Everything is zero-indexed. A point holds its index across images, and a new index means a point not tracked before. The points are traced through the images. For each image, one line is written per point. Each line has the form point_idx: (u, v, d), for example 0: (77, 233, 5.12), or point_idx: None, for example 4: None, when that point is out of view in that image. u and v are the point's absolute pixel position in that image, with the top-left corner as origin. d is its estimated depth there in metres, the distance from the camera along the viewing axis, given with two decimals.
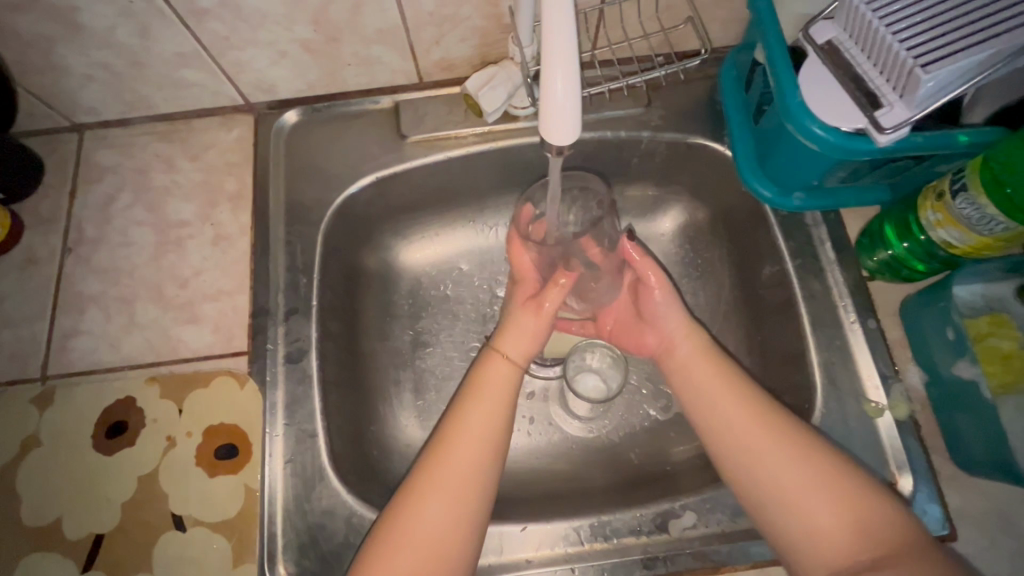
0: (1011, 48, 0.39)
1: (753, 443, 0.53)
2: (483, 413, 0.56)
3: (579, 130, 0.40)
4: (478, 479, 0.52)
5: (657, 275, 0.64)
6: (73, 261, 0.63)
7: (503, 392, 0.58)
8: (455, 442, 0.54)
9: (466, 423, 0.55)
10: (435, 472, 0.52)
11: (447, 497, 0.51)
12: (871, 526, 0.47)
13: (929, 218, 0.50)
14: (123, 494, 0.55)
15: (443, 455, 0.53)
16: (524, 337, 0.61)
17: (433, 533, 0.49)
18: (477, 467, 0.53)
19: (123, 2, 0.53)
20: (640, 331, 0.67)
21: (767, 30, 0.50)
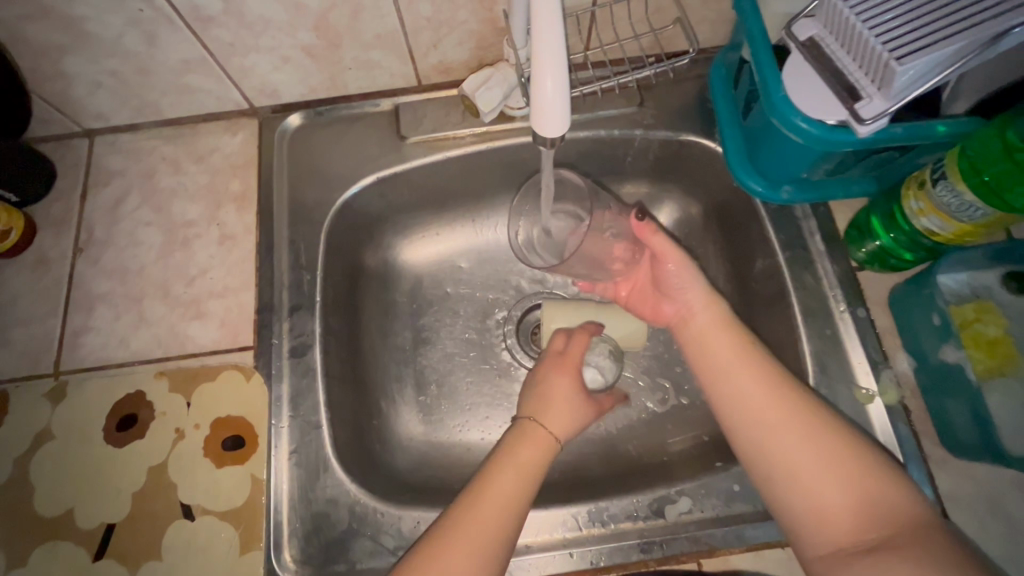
0: (983, 39, 0.40)
1: (766, 418, 0.53)
2: (519, 478, 0.55)
3: (567, 125, 0.41)
4: (501, 546, 0.51)
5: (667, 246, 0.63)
6: (84, 261, 0.65)
7: (538, 462, 0.57)
8: (486, 504, 0.53)
9: (499, 486, 0.54)
10: (460, 529, 0.51)
11: (468, 556, 0.49)
12: (878, 507, 0.47)
13: (912, 207, 0.52)
14: (133, 486, 0.57)
15: (469, 512, 0.52)
16: (565, 412, 0.62)
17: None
18: (503, 526, 0.52)
19: (132, 10, 0.56)
20: (659, 302, 0.67)
21: (753, 30, 0.52)
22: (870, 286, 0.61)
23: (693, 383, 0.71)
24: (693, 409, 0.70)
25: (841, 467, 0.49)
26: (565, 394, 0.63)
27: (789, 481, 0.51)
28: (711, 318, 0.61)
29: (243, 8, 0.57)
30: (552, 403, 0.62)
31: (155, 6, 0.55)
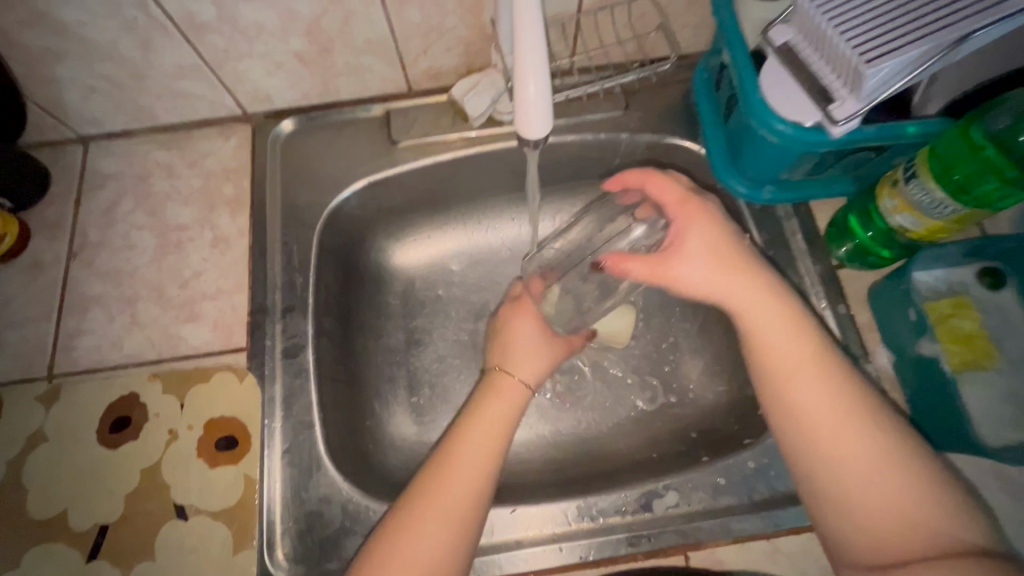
0: (947, 41, 0.42)
1: (816, 420, 0.47)
2: (489, 441, 0.53)
3: (549, 127, 0.43)
4: (474, 510, 0.49)
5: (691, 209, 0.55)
6: (78, 264, 0.66)
7: (508, 417, 0.56)
8: (455, 467, 0.51)
9: (470, 447, 0.52)
10: (427, 496, 0.49)
11: (440, 523, 0.48)
12: (936, 526, 0.42)
13: (887, 204, 0.53)
14: (126, 486, 0.57)
15: (437, 478, 0.50)
16: (534, 363, 0.61)
17: (419, 561, 0.46)
18: (475, 490, 0.50)
19: (127, 18, 0.57)
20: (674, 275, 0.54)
21: (731, 36, 0.54)
22: (851, 283, 0.62)
23: (681, 381, 0.72)
24: (681, 406, 0.71)
25: (906, 485, 0.44)
26: (535, 343, 0.63)
27: (843, 493, 0.45)
28: (769, 310, 0.51)
29: (237, 15, 0.58)
30: (519, 356, 0.61)
31: (149, 14, 0.56)
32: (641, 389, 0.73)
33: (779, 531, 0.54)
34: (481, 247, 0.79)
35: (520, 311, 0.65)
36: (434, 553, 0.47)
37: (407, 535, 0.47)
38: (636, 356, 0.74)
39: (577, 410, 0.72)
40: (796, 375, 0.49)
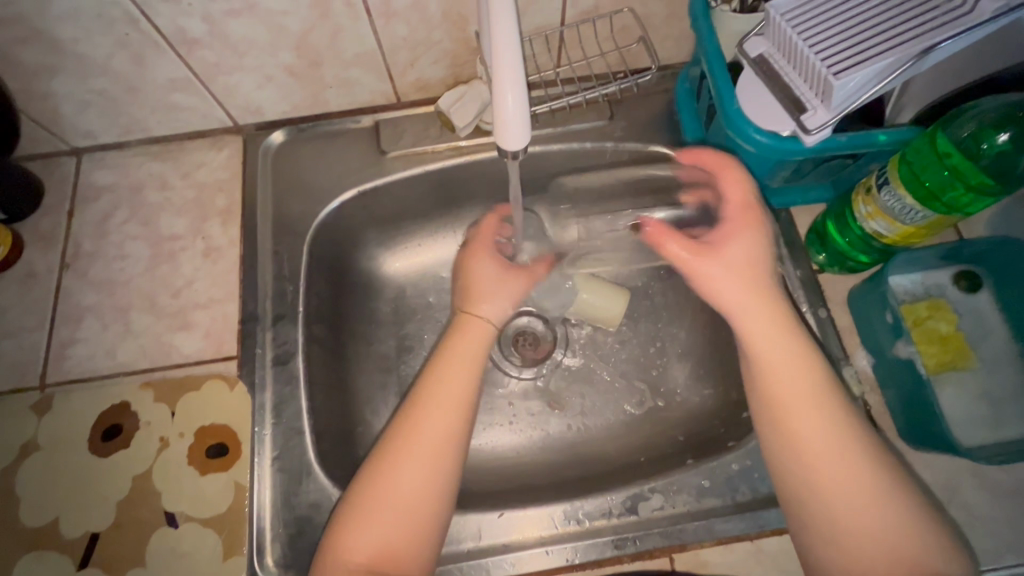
0: (912, 52, 0.43)
1: (812, 438, 0.48)
2: (463, 378, 0.56)
3: (527, 137, 0.45)
4: (451, 446, 0.53)
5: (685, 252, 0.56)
6: (71, 275, 0.67)
7: (475, 350, 0.58)
8: (428, 407, 0.54)
9: (444, 386, 0.56)
10: (404, 439, 0.53)
11: (420, 462, 0.52)
12: (913, 550, 0.44)
13: (862, 211, 0.54)
14: (117, 494, 0.58)
15: (412, 422, 0.54)
16: (496, 299, 0.63)
17: (405, 499, 0.50)
18: (449, 430, 0.53)
19: (119, 33, 0.58)
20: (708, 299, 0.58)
21: (708, 47, 0.55)
22: (831, 287, 0.63)
23: (669, 385, 0.73)
24: (669, 410, 0.72)
25: (890, 523, 0.45)
26: (492, 281, 0.64)
27: (833, 531, 0.46)
28: (783, 352, 0.51)
29: (227, 30, 0.59)
30: (485, 292, 0.63)
31: (141, 29, 0.58)
32: (629, 393, 0.73)
33: (763, 532, 0.55)
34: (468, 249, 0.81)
35: (474, 249, 0.66)
36: (420, 491, 0.51)
37: (391, 476, 0.51)
38: (624, 361, 0.75)
39: (565, 414, 0.73)
40: (806, 422, 0.49)
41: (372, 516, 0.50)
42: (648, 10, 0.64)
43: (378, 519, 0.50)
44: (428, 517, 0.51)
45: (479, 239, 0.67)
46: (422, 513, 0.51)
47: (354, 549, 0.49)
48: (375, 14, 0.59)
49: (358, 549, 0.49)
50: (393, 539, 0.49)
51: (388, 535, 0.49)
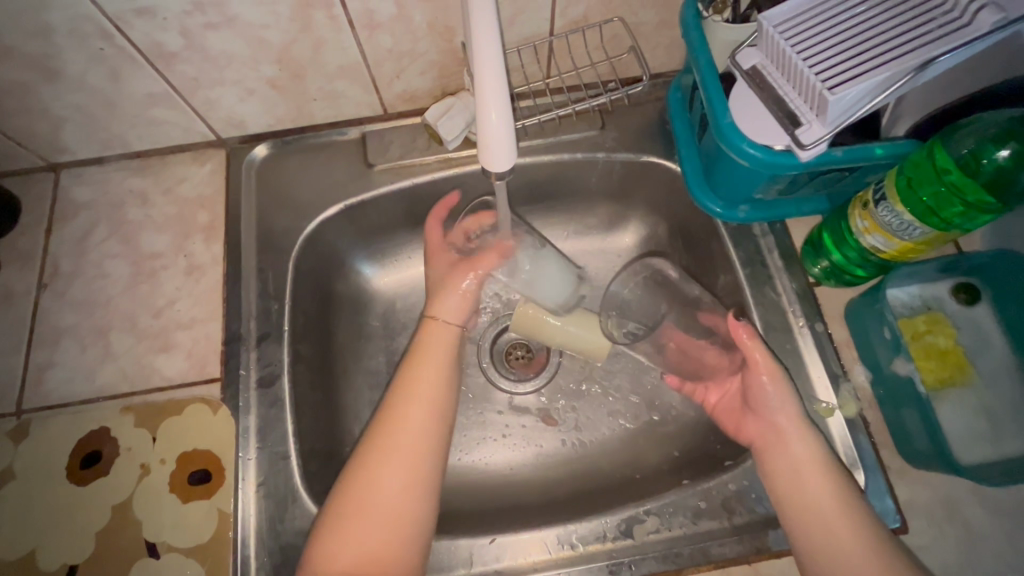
0: (909, 66, 0.42)
1: (844, 546, 0.50)
2: (433, 379, 0.60)
3: (513, 156, 0.44)
4: (428, 447, 0.56)
5: (765, 357, 0.57)
6: (49, 295, 0.65)
7: (441, 352, 0.62)
8: (402, 410, 0.57)
9: (419, 384, 0.59)
10: (381, 443, 0.55)
11: (400, 465, 0.54)
12: None
13: (858, 225, 0.53)
14: (97, 524, 0.56)
15: (387, 426, 0.56)
16: (455, 299, 0.66)
17: (387, 502, 0.53)
18: (425, 432, 0.57)
19: (93, 49, 0.56)
20: (746, 414, 0.60)
21: (699, 57, 0.54)
22: (828, 300, 0.62)
23: (665, 399, 0.72)
24: (665, 424, 0.70)
25: None
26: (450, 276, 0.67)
27: None
28: (805, 452, 0.54)
29: (205, 44, 0.57)
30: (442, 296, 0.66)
31: (115, 44, 0.56)
32: (624, 408, 0.72)
33: (762, 556, 0.54)
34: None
35: (430, 250, 0.69)
36: (400, 492, 0.53)
37: (372, 479, 0.53)
38: (618, 376, 0.74)
39: (559, 429, 0.71)
40: (828, 520, 0.51)
41: (355, 519, 0.52)
42: (639, 19, 0.62)
43: (361, 522, 0.52)
44: (410, 513, 0.53)
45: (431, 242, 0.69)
46: (405, 515, 0.53)
47: (340, 555, 0.50)
48: (358, 26, 0.57)
49: (342, 553, 0.50)
50: (376, 542, 0.51)
51: (372, 537, 0.51)
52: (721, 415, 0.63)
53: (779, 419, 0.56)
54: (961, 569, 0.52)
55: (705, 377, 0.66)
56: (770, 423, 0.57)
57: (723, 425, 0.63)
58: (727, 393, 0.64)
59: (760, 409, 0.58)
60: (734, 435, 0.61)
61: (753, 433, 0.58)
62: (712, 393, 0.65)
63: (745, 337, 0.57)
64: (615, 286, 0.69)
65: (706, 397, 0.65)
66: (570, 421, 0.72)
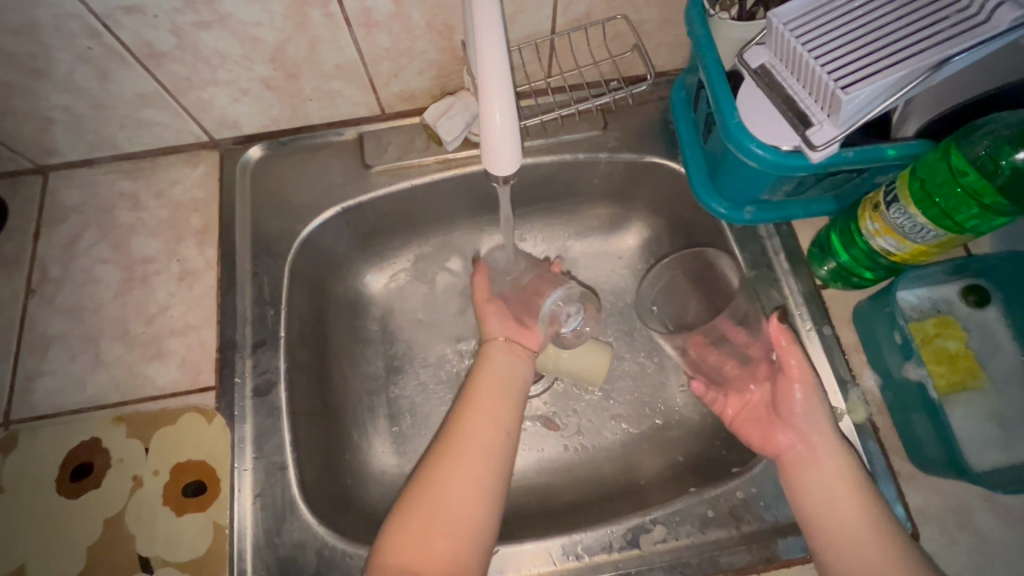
0: (925, 65, 0.41)
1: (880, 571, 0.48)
2: (498, 389, 0.60)
3: (519, 157, 0.43)
4: (496, 452, 0.56)
5: (801, 368, 0.55)
6: (37, 302, 0.63)
7: (506, 372, 0.62)
8: (471, 414, 0.58)
9: (483, 395, 0.59)
10: (452, 445, 0.55)
11: (467, 466, 0.54)
12: None
13: (868, 228, 0.53)
14: (88, 538, 0.54)
15: (458, 430, 0.57)
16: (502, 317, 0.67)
17: (455, 507, 0.52)
18: (493, 436, 0.57)
19: (81, 48, 0.54)
20: (771, 428, 0.57)
21: (706, 56, 0.52)
22: (835, 303, 0.61)
23: (669, 403, 0.70)
24: (669, 429, 0.69)
25: None
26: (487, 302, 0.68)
27: None
28: (838, 471, 0.53)
29: (197, 43, 0.55)
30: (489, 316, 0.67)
31: (104, 43, 0.54)
32: (627, 413, 0.71)
33: (770, 565, 0.53)
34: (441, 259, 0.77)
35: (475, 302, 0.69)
36: (469, 495, 0.53)
37: (440, 480, 0.53)
38: (620, 380, 0.72)
39: (561, 434, 0.70)
40: (859, 540, 0.50)
41: (420, 519, 0.51)
42: (642, 17, 0.61)
43: (427, 522, 0.51)
44: (475, 523, 0.52)
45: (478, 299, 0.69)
46: (470, 517, 0.52)
47: (403, 555, 0.49)
48: (355, 24, 0.56)
49: (405, 551, 0.49)
50: (441, 542, 0.50)
51: (438, 537, 0.50)
52: (740, 427, 0.60)
53: (811, 435, 0.54)
54: None
55: (727, 386, 0.63)
56: (801, 437, 0.55)
57: (743, 439, 0.59)
58: (747, 404, 0.60)
59: (790, 423, 0.55)
60: (758, 451, 0.57)
61: (781, 447, 0.56)
62: (731, 405, 0.62)
63: (783, 343, 0.55)
64: (657, 272, 0.70)
65: (724, 409, 0.62)
66: (571, 426, 0.70)
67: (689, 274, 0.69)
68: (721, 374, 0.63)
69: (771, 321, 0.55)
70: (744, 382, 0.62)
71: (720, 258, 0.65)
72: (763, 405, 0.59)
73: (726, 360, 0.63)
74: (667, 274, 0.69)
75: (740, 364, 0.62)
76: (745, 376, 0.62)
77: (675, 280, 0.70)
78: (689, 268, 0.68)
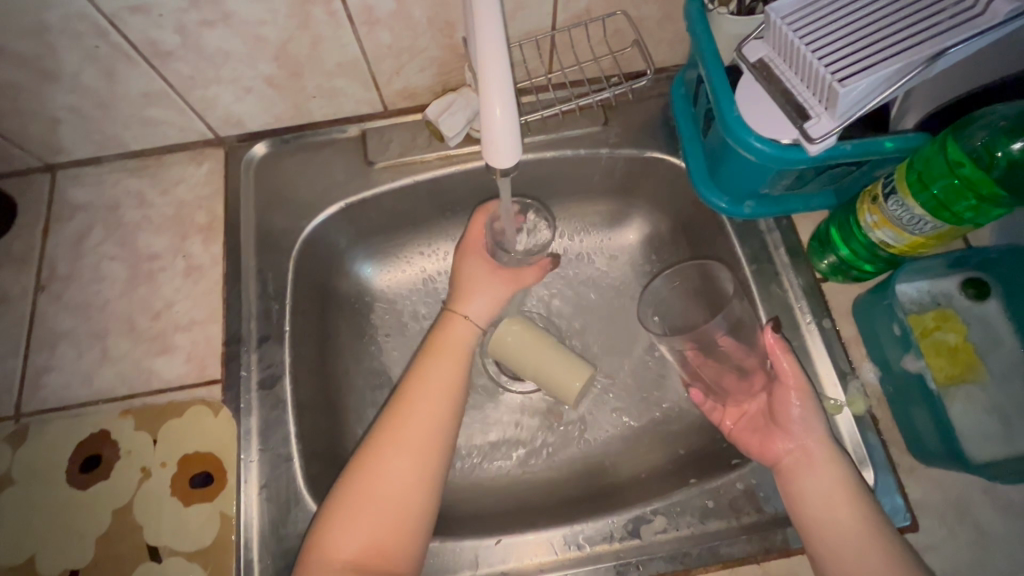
0: (922, 58, 0.41)
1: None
2: (447, 371, 0.59)
3: (518, 152, 0.43)
4: (438, 441, 0.55)
5: (796, 376, 0.54)
6: (46, 298, 0.64)
7: (457, 358, 0.61)
8: (417, 401, 0.57)
9: (431, 378, 0.58)
10: (394, 435, 0.55)
11: (409, 456, 0.54)
12: None
13: (867, 220, 0.53)
14: (97, 529, 0.55)
15: (400, 419, 0.56)
16: (485, 299, 0.65)
17: (392, 492, 0.52)
18: (437, 425, 0.56)
19: (88, 47, 0.55)
20: (769, 436, 0.55)
21: (705, 50, 0.53)
22: (834, 297, 0.62)
23: (670, 397, 0.71)
24: (670, 422, 0.70)
25: None
26: (480, 280, 0.65)
27: None
28: (834, 478, 0.52)
29: (202, 42, 0.56)
30: (465, 289, 0.65)
31: (111, 43, 0.55)
32: (628, 407, 0.71)
33: (770, 555, 0.53)
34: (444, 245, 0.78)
35: (464, 250, 0.67)
36: (410, 487, 0.53)
37: (379, 465, 0.53)
38: (621, 374, 0.73)
39: (561, 428, 0.71)
40: (857, 546, 0.49)
41: (362, 513, 0.51)
42: (642, 13, 0.62)
43: (368, 515, 0.51)
44: (411, 508, 0.52)
45: (471, 240, 0.67)
46: (410, 509, 0.52)
47: (338, 539, 0.50)
48: (357, 22, 0.57)
49: (347, 544, 0.50)
50: (383, 535, 0.51)
51: (376, 529, 0.51)
52: (738, 437, 0.58)
53: (809, 442, 0.53)
54: (973, 569, 0.52)
55: (726, 396, 0.62)
56: (798, 445, 0.54)
57: (743, 449, 0.57)
58: (745, 415, 0.59)
59: (786, 431, 0.54)
60: (757, 458, 0.56)
61: (779, 454, 0.54)
62: (729, 417, 0.60)
63: (778, 352, 0.54)
64: (660, 281, 0.68)
65: (721, 419, 0.60)
66: (571, 421, 0.71)
67: (690, 286, 0.67)
68: (720, 385, 0.62)
69: (765, 333, 0.54)
70: (743, 393, 0.61)
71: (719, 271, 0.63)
72: (760, 414, 0.58)
73: (726, 372, 0.62)
74: (670, 286, 0.68)
75: (738, 377, 0.61)
76: (743, 388, 0.61)
77: (677, 291, 0.68)
78: (690, 281, 0.67)
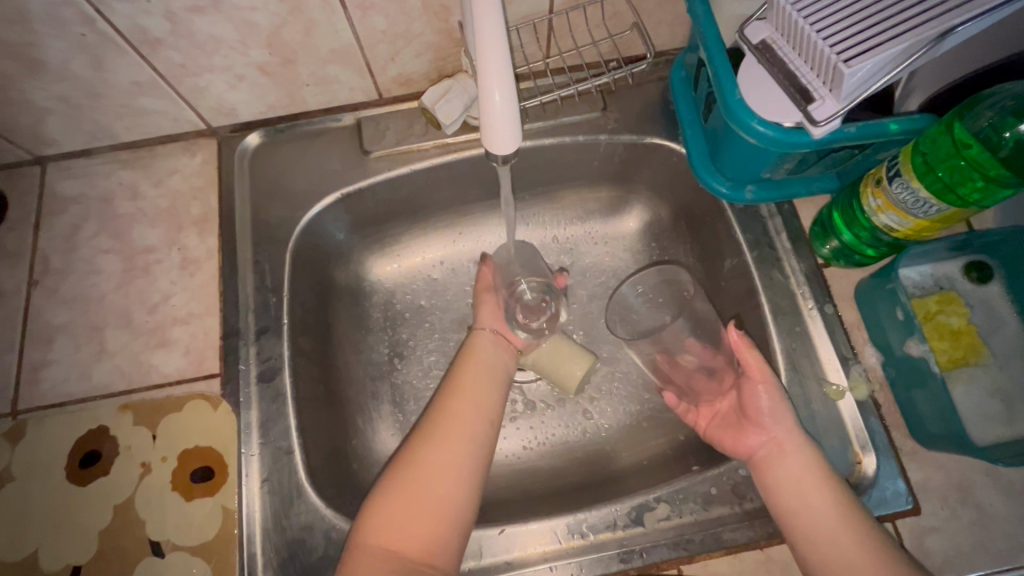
0: (929, 37, 0.40)
1: (845, 552, 0.49)
2: (484, 373, 0.61)
3: (518, 137, 0.42)
4: (478, 439, 0.56)
5: (762, 368, 0.56)
6: (40, 292, 0.63)
7: (492, 361, 0.63)
8: (458, 400, 0.58)
9: (472, 378, 0.60)
10: (437, 433, 0.55)
11: (449, 451, 0.54)
12: None
13: (872, 204, 0.53)
14: (99, 524, 0.55)
15: (441, 416, 0.57)
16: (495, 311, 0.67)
17: (435, 484, 0.52)
18: (478, 423, 0.57)
19: (75, 35, 0.54)
20: (742, 430, 0.56)
21: (707, 32, 0.51)
22: (837, 282, 0.61)
23: None
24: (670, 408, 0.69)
25: None
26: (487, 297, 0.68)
27: None
28: (803, 463, 0.53)
29: (192, 28, 0.55)
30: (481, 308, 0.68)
31: (98, 30, 0.53)
32: (630, 393, 0.71)
33: (773, 540, 0.53)
34: (465, 258, 0.78)
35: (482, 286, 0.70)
36: (452, 481, 0.53)
37: (422, 460, 0.53)
38: (622, 362, 0.73)
39: (560, 419, 0.70)
40: (830, 530, 0.50)
41: (403, 503, 0.51)
42: None
43: (408, 505, 0.51)
44: (449, 500, 0.52)
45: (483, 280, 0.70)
46: (449, 498, 0.52)
47: (382, 530, 0.50)
48: (350, 6, 0.55)
49: (385, 531, 0.50)
50: (421, 526, 0.50)
51: (418, 520, 0.50)
52: (713, 435, 0.59)
53: (777, 432, 0.54)
54: (974, 550, 0.52)
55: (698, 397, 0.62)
56: (769, 437, 0.54)
57: (717, 445, 0.59)
58: (716, 414, 0.60)
59: (758, 423, 0.55)
60: (731, 453, 0.57)
61: (751, 448, 0.55)
62: (702, 417, 0.61)
63: (743, 348, 0.56)
64: (626, 287, 0.66)
65: (695, 421, 0.61)
66: (575, 411, 0.71)
67: (657, 294, 0.65)
68: (693, 387, 0.62)
69: (731, 329, 0.56)
70: (714, 393, 0.61)
71: (681, 274, 0.63)
72: (732, 411, 0.59)
73: (696, 373, 0.61)
74: (636, 294, 0.66)
75: (707, 377, 0.61)
76: (712, 387, 0.61)
77: (644, 301, 0.66)
78: (653, 287, 0.65)
